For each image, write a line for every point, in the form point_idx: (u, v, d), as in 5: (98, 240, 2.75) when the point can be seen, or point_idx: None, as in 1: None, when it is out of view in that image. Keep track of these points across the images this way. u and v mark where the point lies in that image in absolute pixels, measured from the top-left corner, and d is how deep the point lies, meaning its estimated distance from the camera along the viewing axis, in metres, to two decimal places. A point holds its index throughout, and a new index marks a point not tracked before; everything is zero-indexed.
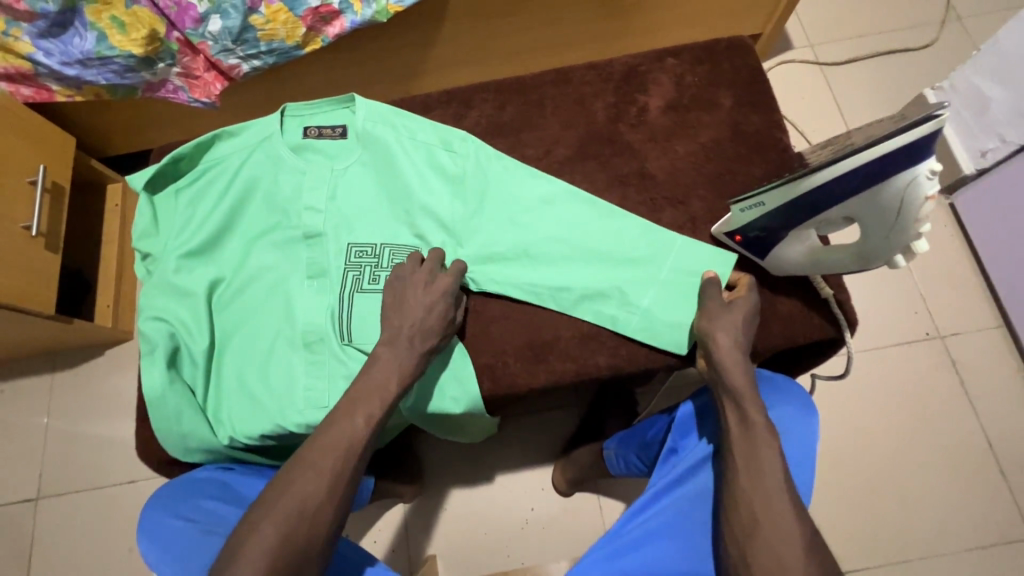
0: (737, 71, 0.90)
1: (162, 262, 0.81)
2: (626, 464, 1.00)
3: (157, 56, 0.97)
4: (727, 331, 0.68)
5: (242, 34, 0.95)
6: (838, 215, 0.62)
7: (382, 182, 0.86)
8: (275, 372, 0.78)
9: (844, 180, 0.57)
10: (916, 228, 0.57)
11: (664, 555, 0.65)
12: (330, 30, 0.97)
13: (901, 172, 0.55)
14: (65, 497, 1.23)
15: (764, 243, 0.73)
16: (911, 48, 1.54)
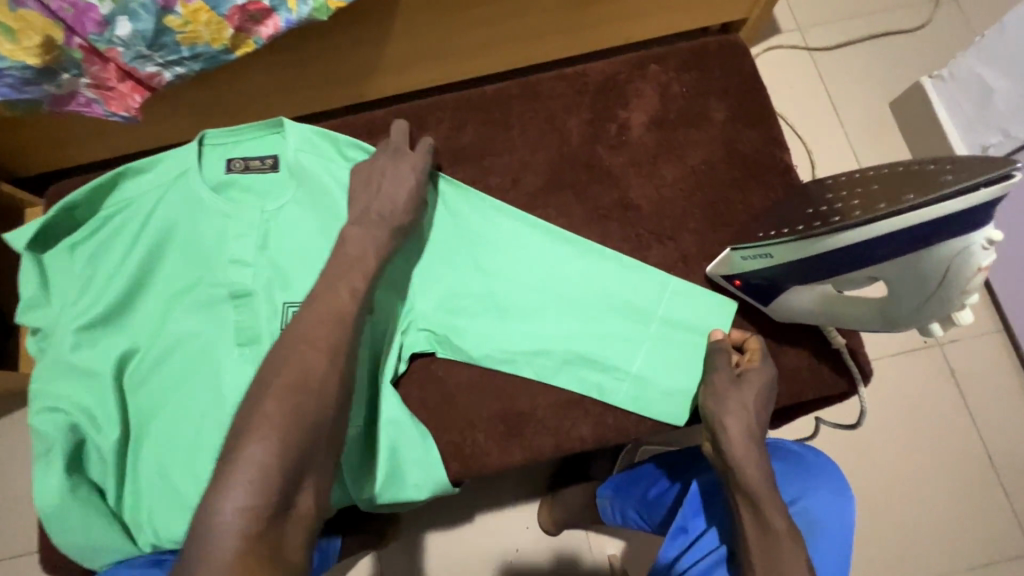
0: (729, 78, 0.78)
1: (56, 337, 0.67)
2: (623, 518, 0.92)
3: (59, 66, 0.75)
4: (737, 413, 0.60)
5: (158, 38, 0.75)
6: (864, 277, 0.52)
7: (324, 223, 0.74)
8: (204, 463, 0.66)
9: (879, 244, 0.48)
10: (962, 300, 0.48)
11: None
12: (263, 32, 0.78)
13: (950, 239, 0.46)
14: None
15: (769, 291, 0.62)
16: (905, 29, 1.44)
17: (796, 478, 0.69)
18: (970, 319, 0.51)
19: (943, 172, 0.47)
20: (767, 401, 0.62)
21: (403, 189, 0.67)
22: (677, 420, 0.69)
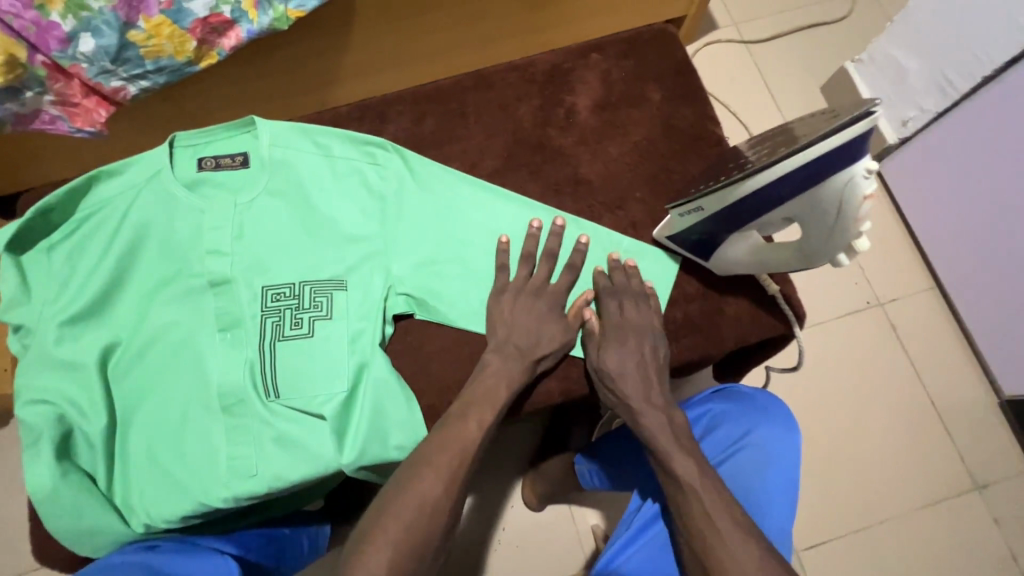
0: (664, 63, 0.87)
1: (39, 333, 0.69)
2: (601, 479, 0.97)
3: (21, 84, 0.78)
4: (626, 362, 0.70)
5: (122, 53, 0.78)
6: (779, 217, 0.60)
7: (296, 211, 0.78)
8: (192, 442, 0.69)
9: (782, 183, 0.55)
10: (857, 227, 0.55)
11: None
12: (226, 43, 0.83)
13: (837, 172, 0.53)
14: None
15: (708, 245, 0.70)
16: (830, 21, 1.57)
17: (753, 412, 0.78)
18: (869, 246, 0.57)
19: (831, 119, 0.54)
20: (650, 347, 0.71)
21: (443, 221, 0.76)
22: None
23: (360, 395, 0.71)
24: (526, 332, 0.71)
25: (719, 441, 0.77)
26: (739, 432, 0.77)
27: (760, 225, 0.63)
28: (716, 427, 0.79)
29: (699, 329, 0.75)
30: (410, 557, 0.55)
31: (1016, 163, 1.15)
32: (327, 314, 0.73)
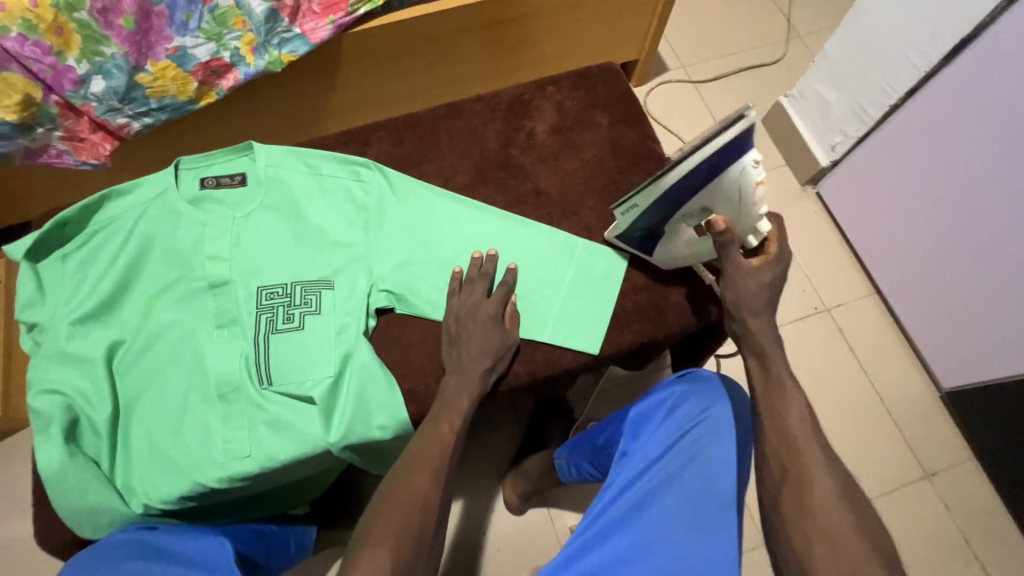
0: (610, 93, 1.01)
1: (52, 331, 0.76)
2: (578, 472, 1.04)
3: (34, 121, 0.92)
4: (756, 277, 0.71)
5: (129, 92, 0.94)
6: (696, 207, 0.74)
7: (289, 222, 0.87)
8: (189, 428, 0.75)
9: (692, 177, 0.69)
10: (756, 212, 0.71)
11: (617, 555, 0.70)
12: (224, 83, 0.99)
13: (731, 166, 0.68)
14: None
15: (654, 241, 0.82)
16: (766, 64, 1.77)
17: (711, 387, 0.81)
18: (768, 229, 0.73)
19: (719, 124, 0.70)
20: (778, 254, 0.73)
21: (393, 245, 0.86)
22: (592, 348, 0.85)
23: (345, 382, 0.79)
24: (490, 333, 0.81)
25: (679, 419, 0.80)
26: (698, 406, 0.80)
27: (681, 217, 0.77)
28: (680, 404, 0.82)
29: (647, 313, 0.87)
30: (391, 502, 0.60)
31: (926, 179, 1.31)
32: (317, 309, 0.82)
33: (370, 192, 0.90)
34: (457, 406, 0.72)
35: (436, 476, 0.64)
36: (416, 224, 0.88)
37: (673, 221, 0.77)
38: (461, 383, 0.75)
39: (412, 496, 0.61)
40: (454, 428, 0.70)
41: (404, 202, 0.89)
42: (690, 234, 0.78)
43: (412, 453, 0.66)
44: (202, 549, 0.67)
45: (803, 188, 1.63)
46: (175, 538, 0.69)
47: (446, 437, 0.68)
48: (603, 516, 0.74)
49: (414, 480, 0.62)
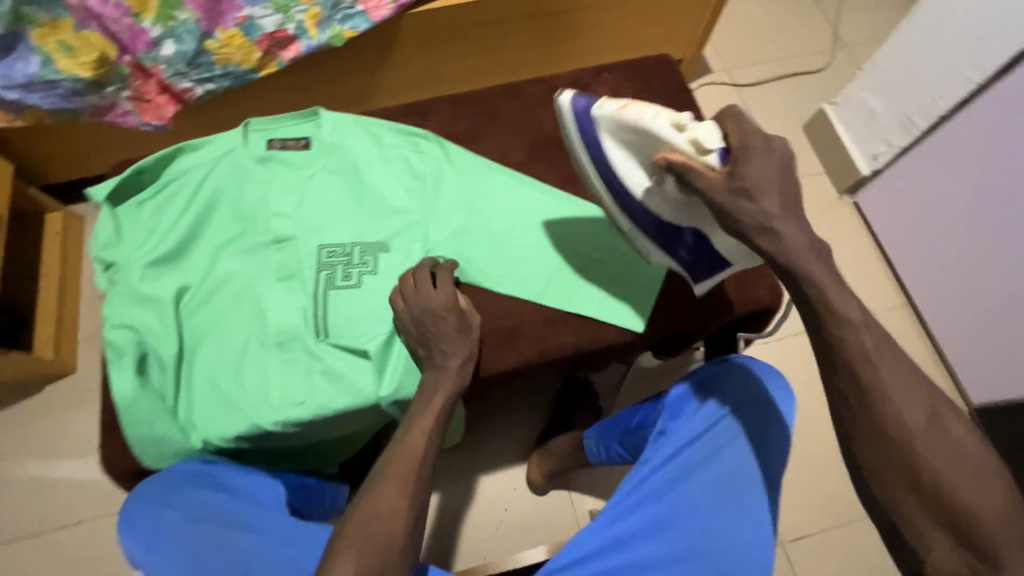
0: (665, 83, 1.03)
1: (127, 271, 0.81)
2: (607, 452, 1.06)
3: (107, 79, 0.97)
4: (759, 176, 0.58)
5: (197, 58, 0.97)
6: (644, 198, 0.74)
7: (350, 186, 0.91)
8: (248, 371, 0.79)
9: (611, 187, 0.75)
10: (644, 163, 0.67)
11: (656, 518, 0.70)
12: (286, 55, 1.02)
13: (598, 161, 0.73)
14: (23, 541, 1.21)
15: (705, 254, 0.77)
16: (810, 71, 1.78)
17: (759, 371, 0.80)
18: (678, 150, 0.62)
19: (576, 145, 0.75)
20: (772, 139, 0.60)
21: (449, 214, 0.89)
22: (638, 329, 0.87)
23: (398, 340, 0.82)
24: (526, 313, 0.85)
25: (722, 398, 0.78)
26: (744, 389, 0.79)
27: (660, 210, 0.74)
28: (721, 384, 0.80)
29: (695, 298, 0.89)
30: (356, 523, 0.60)
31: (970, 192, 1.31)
32: (374, 270, 0.85)
33: (430, 161, 0.93)
34: (431, 407, 0.72)
35: (404, 483, 0.65)
36: (474, 196, 0.90)
37: (672, 223, 0.74)
38: (438, 381, 0.74)
39: (380, 510, 0.62)
40: (426, 433, 0.70)
41: (461, 175, 0.92)
42: (699, 217, 0.72)
43: (387, 466, 0.66)
44: (259, 490, 0.71)
45: (840, 197, 1.64)
46: (233, 471, 0.73)
47: (417, 445, 0.68)
48: (639, 487, 0.73)
49: (383, 492, 0.63)
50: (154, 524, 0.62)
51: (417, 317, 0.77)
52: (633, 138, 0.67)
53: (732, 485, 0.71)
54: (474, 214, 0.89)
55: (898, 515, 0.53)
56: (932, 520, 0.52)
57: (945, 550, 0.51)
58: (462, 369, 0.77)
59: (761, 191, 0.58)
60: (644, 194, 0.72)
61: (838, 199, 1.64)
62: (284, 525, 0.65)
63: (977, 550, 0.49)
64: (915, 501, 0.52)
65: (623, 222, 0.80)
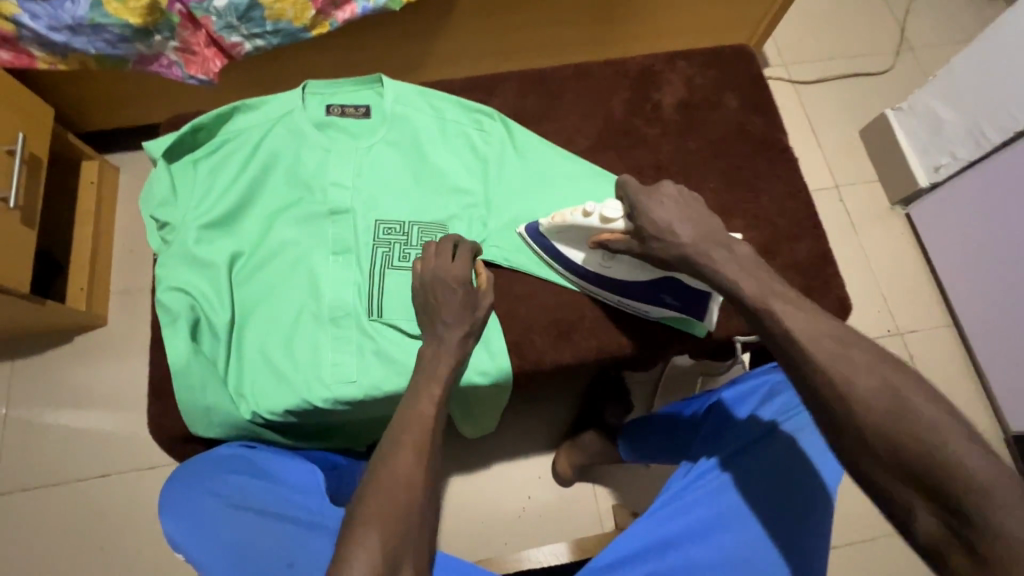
0: (742, 75, 0.98)
1: (181, 232, 0.78)
2: (642, 452, 1.05)
3: (154, 28, 0.92)
4: (660, 212, 0.70)
5: (248, 12, 0.92)
6: (626, 271, 0.78)
7: (409, 161, 0.87)
8: (300, 345, 0.77)
9: (596, 278, 0.81)
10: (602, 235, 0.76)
11: (729, 508, 0.68)
12: (339, 15, 0.96)
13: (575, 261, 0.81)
14: (52, 487, 1.19)
15: (692, 295, 0.78)
16: (873, 73, 1.69)
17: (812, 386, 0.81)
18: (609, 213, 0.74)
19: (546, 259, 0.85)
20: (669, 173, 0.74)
21: (511, 200, 0.86)
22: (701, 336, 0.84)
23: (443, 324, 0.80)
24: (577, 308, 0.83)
25: (783, 403, 0.78)
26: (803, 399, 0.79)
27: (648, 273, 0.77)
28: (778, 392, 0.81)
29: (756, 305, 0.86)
30: (372, 488, 0.57)
31: None
32: None
33: (493, 141, 0.89)
34: (438, 377, 0.69)
35: (420, 449, 0.61)
36: (537, 183, 0.87)
37: (642, 280, 0.79)
38: (438, 353, 0.71)
39: (396, 475, 0.58)
40: (435, 401, 0.66)
41: (525, 159, 0.88)
42: (659, 271, 0.76)
43: (395, 432, 0.63)
44: (297, 477, 0.71)
45: (892, 207, 1.58)
46: (275, 457, 0.75)
47: (428, 411, 0.65)
48: (700, 485, 0.71)
49: (401, 458, 0.60)
50: (194, 507, 0.64)
51: (428, 288, 0.74)
52: (575, 234, 0.78)
53: (796, 488, 0.70)
54: (535, 202, 0.85)
55: (882, 491, 0.50)
56: (908, 487, 0.48)
57: (928, 518, 0.47)
58: (466, 340, 0.73)
59: (670, 228, 0.69)
60: (604, 267, 0.80)
61: (890, 209, 1.58)
62: (316, 515, 0.63)
63: (960, 515, 0.45)
64: (881, 467, 0.50)
65: (609, 300, 0.83)
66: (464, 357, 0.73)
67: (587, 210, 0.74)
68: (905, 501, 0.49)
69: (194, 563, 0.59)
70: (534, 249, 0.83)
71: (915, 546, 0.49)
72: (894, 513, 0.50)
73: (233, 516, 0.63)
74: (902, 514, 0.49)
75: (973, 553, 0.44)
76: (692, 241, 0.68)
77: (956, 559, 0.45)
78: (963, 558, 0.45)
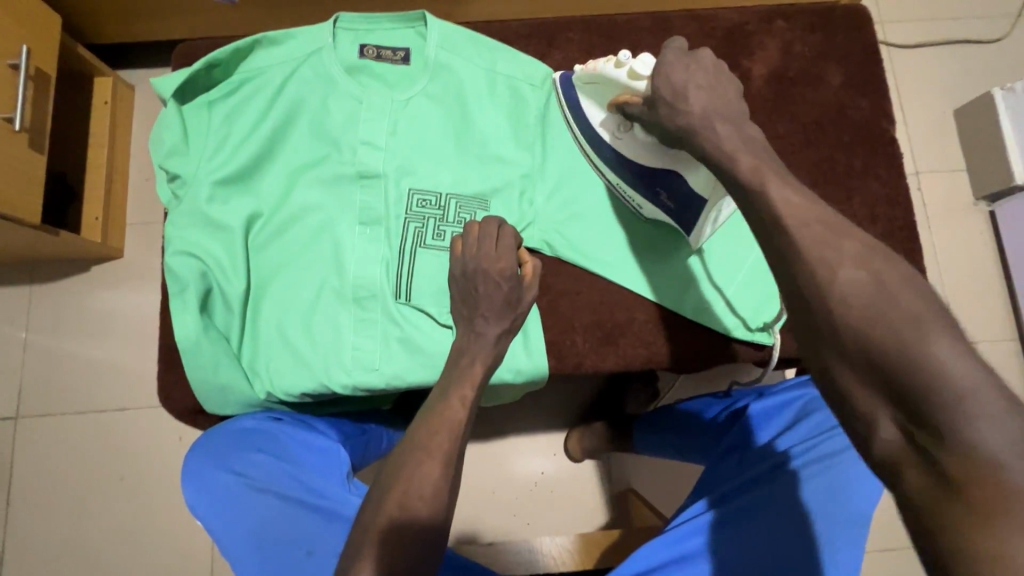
0: (851, 45, 0.82)
1: (192, 188, 0.70)
2: (656, 449, 0.98)
3: None
4: (680, 73, 0.56)
5: None
6: (632, 144, 0.67)
7: (451, 121, 0.76)
8: (318, 324, 0.70)
9: (601, 140, 0.71)
10: (625, 88, 0.64)
11: (734, 537, 0.59)
12: None
13: (596, 120, 0.70)
14: (70, 417, 1.15)
15: (692, 201, 0.67)
16: (985, 41, 1.40)
17: None
18: (642, 58, 0.61)
19: (566, 120, 0.75)
20: (723, 82, 0.57)
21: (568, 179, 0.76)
22: (692, 261, 0.76)
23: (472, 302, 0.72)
24: (625, 305, 0.75)
25: (815, 424, 0.67)
26: (839, 418, 0.66)
27: (649, 157, 0.66)
28: (812, 411, 0.69)
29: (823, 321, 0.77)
30: (394, 499, 0.51)
31: None
32: None
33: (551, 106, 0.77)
34: (470, 377, 0.61)
35: (445, 461, 0.54)
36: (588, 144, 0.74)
37: (646, 165, 0.67)
38: (470, 353, 0.63)
39: (418, 490, 0.51)
40: (466, 404, 0.59)
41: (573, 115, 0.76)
42: (665, 156, 0.65)
43: (419, 435, 0.55)
44: (319, 456, 0.66)
45: (975, 202, 1.35)
46: (298, 435, 0.68)
47: (457, 415, 0.57)
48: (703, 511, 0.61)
49: (421, 467, 0.52)
50: (218, 490, 0.61)
51: (470, 278, 0.66)
52: (600, 90, 0.68)
53: (809, 522, 0.59)
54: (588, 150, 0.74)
55: (825, 373, 0.42)
56: (871, 389, 0.39)
57: (890, 431, 0.39)
58: (504, 339, 0.65)
59: (686, 93, 0.56)
60: (616, 139, 0.69)
61: (972, 205, 1.35)
62: (340, 504, 0.59)
63: (930, 429, 0.37)
64: (851, 367, 0.40)
65: (609, 176, 0.73)
66: (499, 358, 0.65)
67: (620, 58, 0.62)
68: (868, 411, 0.40)
69: (224, 547, 0.58)
70: (563, 102, 0.74)
71: (868, 460, 0.41)
72: (853, 419, 0.41)
73: (257, 503, 0.59)
74: (858, 425, 0.40)
75: (936, 471, 0.37)
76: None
77: (912, 478, 0.38)
78: (919, 475, 0.37)
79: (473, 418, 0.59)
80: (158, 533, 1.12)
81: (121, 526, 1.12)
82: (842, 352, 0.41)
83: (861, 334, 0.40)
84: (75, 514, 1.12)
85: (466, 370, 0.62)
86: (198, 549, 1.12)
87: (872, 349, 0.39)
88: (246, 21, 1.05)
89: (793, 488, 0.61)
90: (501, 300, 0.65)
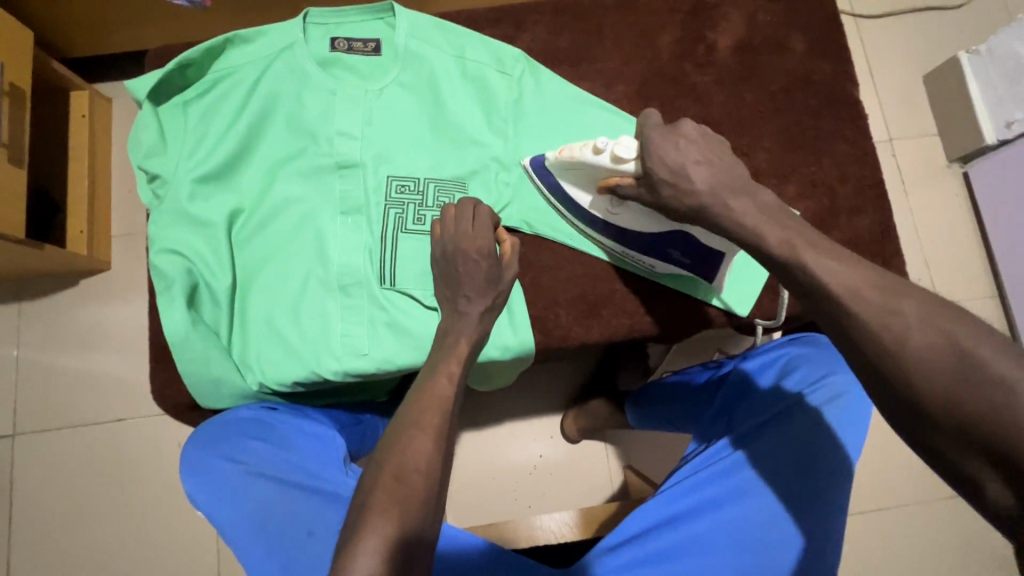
0: (812, 12, 0.83)
1: (174, 186, 0.72)
2: (651, 424, 1.00)
3: None
4: (672, 152, 0.59)
5: None
6: (631, 213, 0.70)
7: (425, 107, 0.77)
8: (306, 313, 0.71)
9: (601, 222, 0.73)
10: (612, 173, 0.65)
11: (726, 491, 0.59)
12: None
13: (587, 203, 0.72)
14: (67, 430, 1.15)
15: (706, 253, 0.71)
16: (949, 6, 1.42)
17: (832, 362, 0.69)
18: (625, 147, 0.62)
19: (553, 208, 0.76)
20: None
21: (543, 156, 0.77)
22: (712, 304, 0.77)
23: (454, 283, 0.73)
24: (607, 278, 0.77)
25: (797, 380, 0.68)
26: (819, 373, 0.68)
27: (654, 224, 0.69)
28: (795, 368, 0.70)
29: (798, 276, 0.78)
30: (388, 473, 0.52)
31: None
32: None
33: (522, 88, 0.78)
34: (456, 354, 0.62)
35: (435, 434, 0.55)
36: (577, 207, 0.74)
37: (654, 231, 0.70)
38: (456, 331, 0.64)
39: (411, 464, 0.52)
40: (454, 380, 0.60)
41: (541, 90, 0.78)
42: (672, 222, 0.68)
43: (410, 412, 0.57)
44: (316, 442, 0.67)
45: (948, 165, 1.37)
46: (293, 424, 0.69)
47: (446, 391, 0.58)
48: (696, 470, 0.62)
49: (413, 442, 0.54)
50: (218, 478, 0.61)
51: (449, 259, 0.67)
52: (581, 175, 0.69)
53: (797, 472, 0.60)
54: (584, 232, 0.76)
55: (918, 439, 0.43)
56: (978, 459, 0.40)
57: (1002, 495, 0.39)
58: (487, 317, 0.66)
59: (685, 171, 0.58)
60: (612, 215, 0.71)
61: (945, 167, 1.37)
62: (334, 484, 0.60)
63: None
64: (944, 434, 0.41)
65: (614, 247, 0.75)
66: (485, 334, 0.66)
67: (598, 146, 0.64)
68: (976, 476, 0.40)
69: (226, 534, 0.58)
70: (547, 196, 0.75)
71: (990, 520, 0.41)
72: (959, 481, 0.42)
73: (255, 487, 0.60)
74: (969, 487, 0.41)
75: None
76: (709, 190, 0.57)
77: None
78: None
79: (462, 393, 0.61)
80: (163, 538, 1.13)
81: (124, 534, 1.13)
82: (937, 423, 0.41)
83: (942, 391, 0.41)
84: (78, 525, 1.13)
85: (452, 347, 0.63)
86: (203, 550, 1.13)
87: (963, 412, 0.40)
88: (220, 25, 1.06)
89: (780, 441, 0.62)
90: (481, 278, 0.66)
